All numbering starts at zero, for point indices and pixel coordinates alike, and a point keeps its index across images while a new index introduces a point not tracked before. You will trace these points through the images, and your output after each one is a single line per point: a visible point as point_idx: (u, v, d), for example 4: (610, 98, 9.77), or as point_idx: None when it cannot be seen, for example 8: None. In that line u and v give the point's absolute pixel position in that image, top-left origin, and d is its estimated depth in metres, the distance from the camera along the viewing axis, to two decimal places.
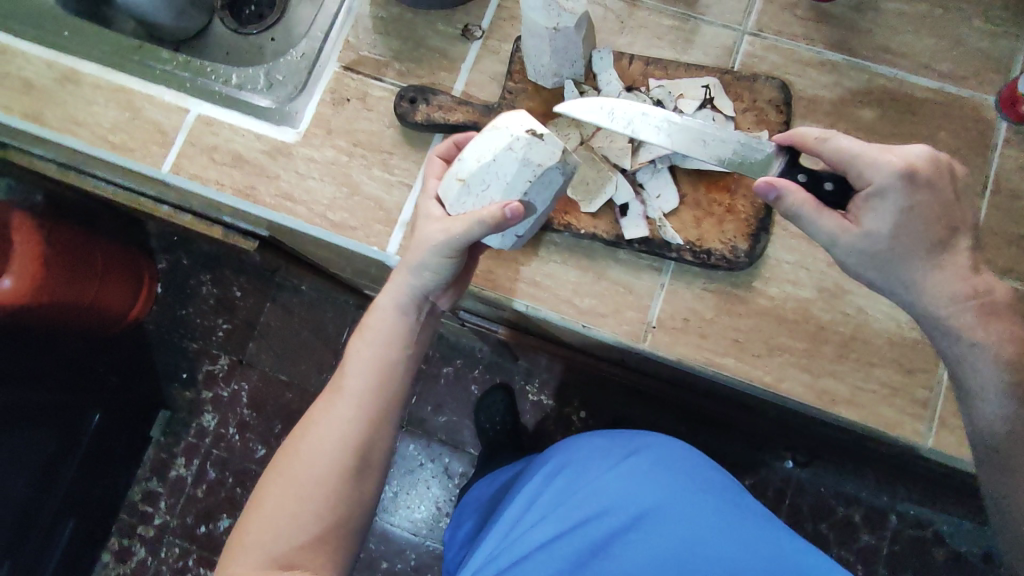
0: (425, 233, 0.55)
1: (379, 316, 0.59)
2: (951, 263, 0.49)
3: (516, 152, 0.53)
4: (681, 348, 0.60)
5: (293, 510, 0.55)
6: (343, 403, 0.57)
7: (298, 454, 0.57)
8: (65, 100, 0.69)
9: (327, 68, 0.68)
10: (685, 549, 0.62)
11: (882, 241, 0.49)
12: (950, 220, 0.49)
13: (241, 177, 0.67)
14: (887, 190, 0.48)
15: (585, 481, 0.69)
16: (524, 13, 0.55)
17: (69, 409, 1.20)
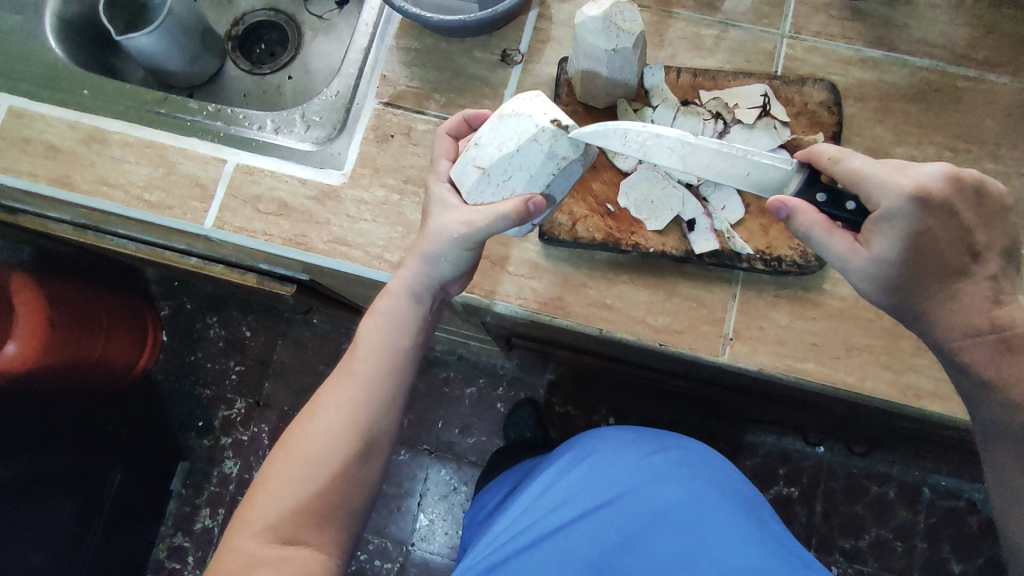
0: (443, 223, 0.53)
1: (391, 302, 0.57)
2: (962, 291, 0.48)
3: (541, 143, 0.50)
4: (762, 358, 0.60)
5: (296, 487, 0.55)
6: (354, 387, 0.56)
7: (302, 431, 0.56)
8: (92, 160, 0.66)
9: (365, 105, 0.67)
10: (697, 548, 0.65)
11: (888, 264, 0.48)
12: (964, 249, 0.48)
13: (290, 226, 0.65)
14: (896, 212, 0.47)
15: (611, 468, 0.71)
16: (580, 36, 0.55)
17: (87, 472, 1.15)
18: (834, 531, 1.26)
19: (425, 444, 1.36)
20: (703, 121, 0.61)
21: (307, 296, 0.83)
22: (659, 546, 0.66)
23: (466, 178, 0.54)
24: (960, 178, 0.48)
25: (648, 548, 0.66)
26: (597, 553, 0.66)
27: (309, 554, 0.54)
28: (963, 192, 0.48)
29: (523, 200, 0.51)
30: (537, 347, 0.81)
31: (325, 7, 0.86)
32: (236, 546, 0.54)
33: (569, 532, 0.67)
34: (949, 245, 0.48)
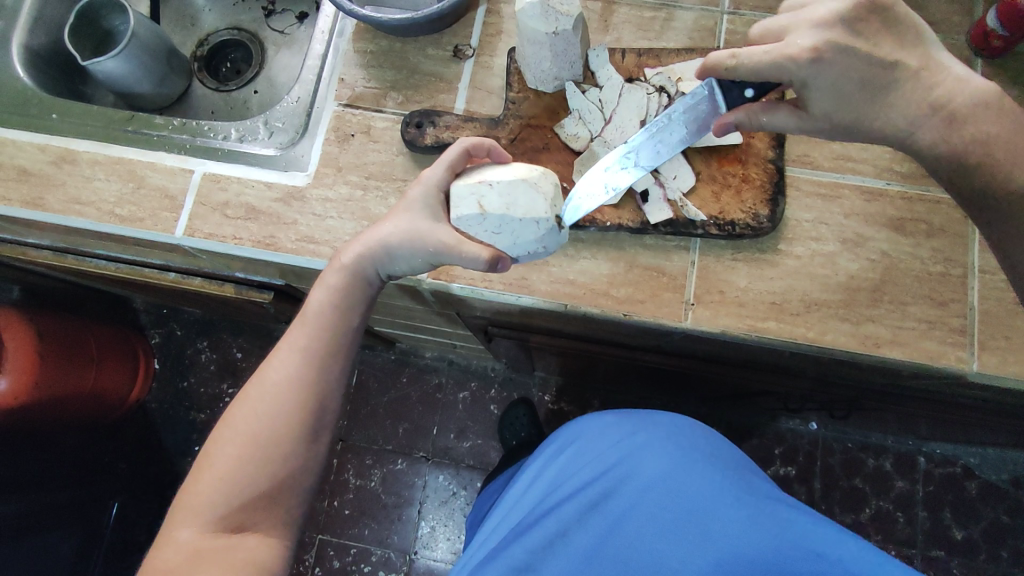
0: (398, 221, 0.55)
1: (338, 277, 0.58)
2: (903, 95, 0.51)
3: (539, 229, 0.52)
4: (724, 320, 0.61)
5: (247, 469, 0.56)
6: (302, 367, 0.58)
7: (250, 409, 0.58)
8: (63, 180, 0.68)
9: (325, 108, 0.69)
10: (684, 518, 0.64)
11: (831, 114, 0.53)
12: (879, 59, 0.51)
13: (259, 229, 0.66)
14: (808, 77, 0.51)
15: (588, 454, 0.72)
16: (520, 21, 0.57)
17: (77, 503, 1.16)
18: (834, 507, 1.25)
19: (421, 451, 1.36)
20: (648, 94, 0.63)
21: (286, 304, 0.84)
22: (643, 524, 0.65)
23: (465, 206, 0.53)
24: (839, 16, 0.50)
25: (635, 527, 0.65)
26: (581, 538, 0.66)
27: (256, 539, 0.56)
28: (849, 22, 0.50)
29: (496, 258, 0.53)
30: (513, 335, 0.82)
31: (286, 22, 0.89)
32: (175, 537, 0.54)
33: (552, 520, 0.68)
34: (866, 70, 0.51)
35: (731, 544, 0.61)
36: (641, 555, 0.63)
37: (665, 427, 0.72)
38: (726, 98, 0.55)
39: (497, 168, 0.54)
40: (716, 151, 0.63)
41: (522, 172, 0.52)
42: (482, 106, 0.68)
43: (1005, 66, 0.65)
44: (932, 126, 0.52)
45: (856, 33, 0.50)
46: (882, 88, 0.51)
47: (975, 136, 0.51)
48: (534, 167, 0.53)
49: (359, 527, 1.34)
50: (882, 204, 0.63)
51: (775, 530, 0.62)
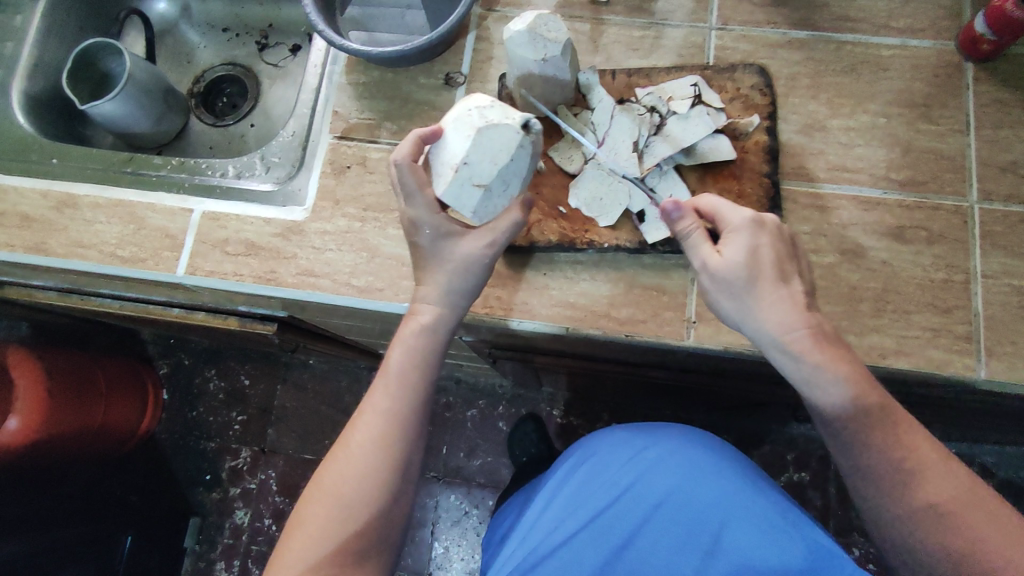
0: (464, 253, 0.58)
1: (422, 335, 0.59)
2: (792, 299, 0.53)
3: (528, 146, 0.53)
4: (727, 337, 0.61)
5: (335, 526, 0.55)
6: (376, 420, 0.57)
7: (335, 469, 0.57)
8: (65, 225, 0.69)
9: (321, 141, 0.70)
10: (697, 532, 0.65)
11: (731, 266, 0.53)
12: (792, 265, 0.54)
13: (260, 264, 0.67)
14: (736, 226, 0.54)
15: (603, 476, 0.71)
16: (510, 50, 0.58)
17: (97, 539, 1.12)
18: (851, 512, 1.22)
19: (431, 471, 1.36)
20: (640, 115, 0.63)
21: (291, 334, 0.84)
22: (656, 539, 0.66)
23: (467, 199, 0.54)
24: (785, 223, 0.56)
25: (652, 545, 0.66)
26: (597, 558, 0.66)
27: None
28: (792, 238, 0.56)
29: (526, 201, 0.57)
30: (516, 356, 0.82)
31: (279, 55, 0.90)
32: None
33: (575, 548, 0.67)
34: (784, 259, 0.54)
35: (744, 560, 0.62)
36: (654, 568, 0.65)
37: (678, 442, 0.69)
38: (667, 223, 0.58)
39: (450, 147, 0.54)
40: (711, 169, 0.63)
41: (467, 132, 0.52)
42: None
43: (995, 68, 0.64)
44: (797, 332, 0.52)
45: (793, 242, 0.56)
46: (780, 283, 0.53)
47: (830, 363, 0.52)
48: (467, 121, 0.53)
49: None
50: (879, 213, 0.62)
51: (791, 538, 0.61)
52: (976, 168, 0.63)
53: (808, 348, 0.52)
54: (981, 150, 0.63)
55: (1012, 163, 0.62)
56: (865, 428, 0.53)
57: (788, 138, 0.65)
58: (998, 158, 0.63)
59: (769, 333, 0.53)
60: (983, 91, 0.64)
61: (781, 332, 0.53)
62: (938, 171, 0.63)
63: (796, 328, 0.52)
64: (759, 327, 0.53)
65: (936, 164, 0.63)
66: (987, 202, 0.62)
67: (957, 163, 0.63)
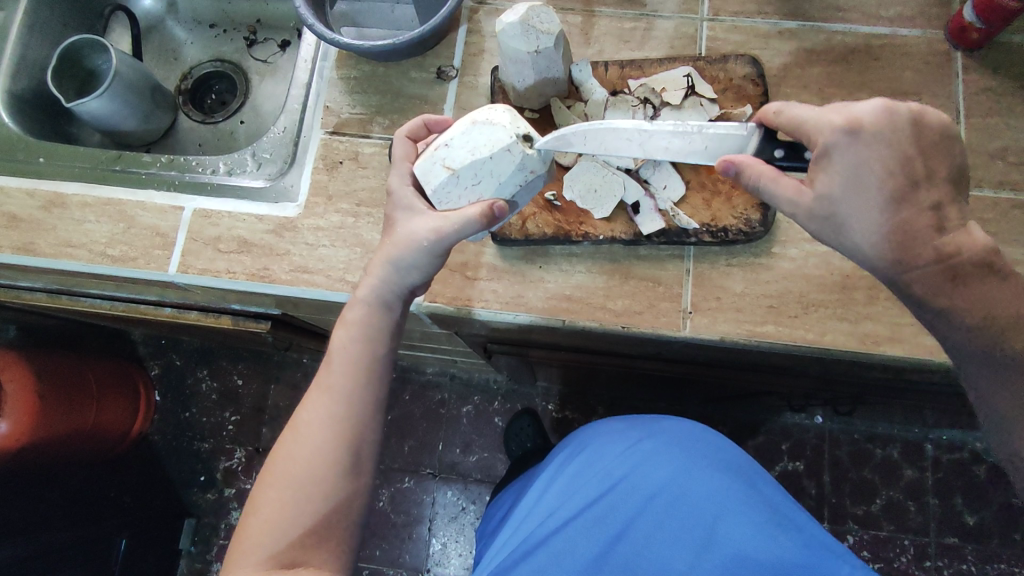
0: (411, 229, 0.54)
1: (360, 310, 0.57)
2: (909, 221, 0.47)
3: (513, 152, 0.51)
4: (723, 327, 0.61)
5: (292, 511, 0.54)
6: (332, 401, 0.56)
7: (287, 450, 0.56)
8: (53, 225, 0.68)
9: (313, 137, 0.70)
10: (690, 526, 0.64)
11: (834, 201, 0.48)
12: (905, 176, 0.47)
13: (253, 262, 0.66)
14: (834, 147, 0.47)
15: (598, 465, 0.70)
16: (502, 43, 0.58)
17: (91, 542, 1.11)
18: (845, 500, 1.23)
19: (428, 468, 1.36)
20: (633, 108, 0.63)
21: (284, 332, 0.83)
22: (650, 531, 0.65)
23: (434, 176, 0.54)
24: (899, 108, 0.46)
25: (642, 535, 0.65)
26: (590, 550, 0.65)
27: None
28: (912, 125, 0.46)
29: (488, 204, 0.52)
30: (512, 350, 0.82)
31: (268, 50, 0.90)
32: None
33: (563, 537, 0.66)
34: (899, 170, 0.46)
35: (738, 551, 0.62)
36: (648, 562, 0.64)
37: (674, 434, 0.70)
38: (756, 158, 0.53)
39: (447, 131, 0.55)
40: None
41: (466, 119, 0.53)
42: None
43: (983, 57, 0.65)
44: (916, 262, 0.48)
45: (907, 134, 0.46)
46: (892, 204, 0.47)
47: (978, 301, 0.48)
48: (475, 110, 0.53)
49: (370, 548, 1.33)
50: None
51: (794, 538, 0.63)
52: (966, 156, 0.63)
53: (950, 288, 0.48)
54: (970, 138, 0.64)
55: (1001, 150, 0.63)
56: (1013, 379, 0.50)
57: None
58: (987, 145, 0.63)
59: (883, 268, 0.49)
60: (971, 79, 0.65)
61: (897, 264, 0.48)
62: None
63: (915, 259, 0.48)
64: (872, 262, 0.49)
65: None
66: (976, 189, 0.62)
67: None
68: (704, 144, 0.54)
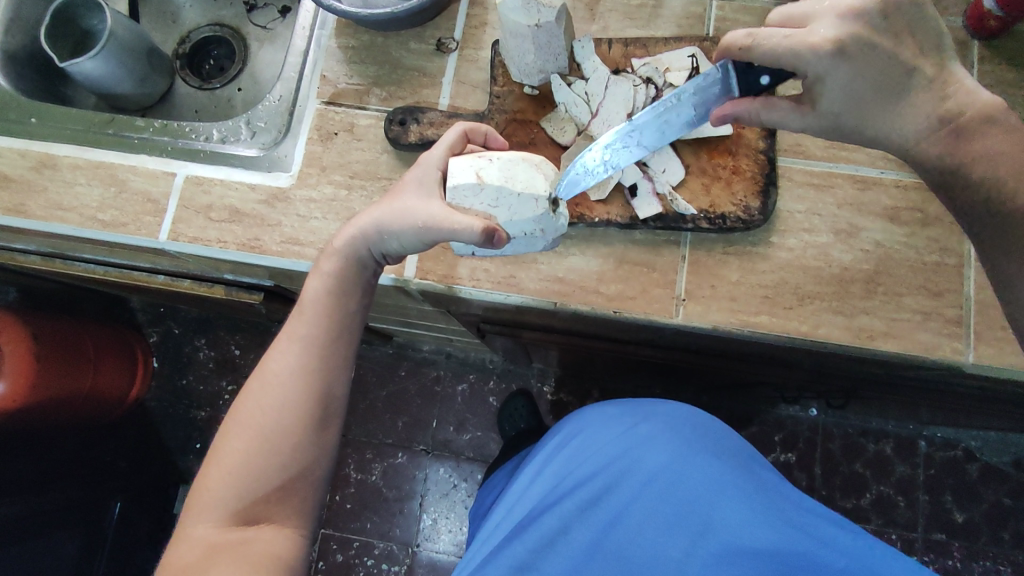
0: (413, 205, 0.53)
1: (334, 262, 0.57)
2: (915, 106, 0.50)
3: (539, 205, 0.52)
4: (716, 315, 0.60)
5: (256, 462, 0.54)
6: (301, 351, 0.56)
7: (253, 401, 0.55)
8: (44, 186, 0.67)
9: (308, 107, 0.68)
10: (687, 512, 0.62)
11: (839, 117, 0.51)
12: (899, 69, 0.49)
13: (243, 231, 0.66)
14: (824, 72, 0.49)
15: (591, 449, 0.70)
16: (502, 15, 0.56)
17: (86, 504, 1.13)
18: (835, 492, 1.23)
19: (421, 445, 1.36)
20: (635, 86, 0.61)
21: (277, 304, 0.83)
22: (645, 518, 0.63)
23: (462, 175, 0.52)
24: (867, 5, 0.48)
25: (636, 521, 0.63)
26: (587, 536, 0.63)
27: (273, 532, 0.53)
28: (881, 18, 0.48)
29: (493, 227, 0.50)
30: (505, 331, 0.81)
31: (268, 16, 0.87)
32: (189, 535, 0.52)
33: (555, 517, 0.65)
34: (886, 69, 0.48)
35: (733, 539, 0.60)
36: (641, 548, 0.62)
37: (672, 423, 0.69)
38: (739, 82, 0.53)
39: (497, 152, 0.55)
40: (706, 142, 0.61)
41: (519, 154, 0.53)
42: (466, 101, 0.66)
43: (1000, 47, 0.63)
44: (936, 136, 0.50)
45: (882, 30, 0.48)
46: (895, 99, 0.50)
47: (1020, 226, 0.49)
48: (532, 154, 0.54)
49: (361, 520, 1.34)
50: (875, 193, 0.61)
51: (793, 528, 0.60)
52: None
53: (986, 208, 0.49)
54: None
55: None
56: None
57: None
58: None
59: (899, 150, 0.52)
60: (987, 70, 0.63)
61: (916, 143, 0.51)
62: None
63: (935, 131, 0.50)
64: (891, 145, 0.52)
65: None
66: None
67: None
68: (692, 107, 0.55)
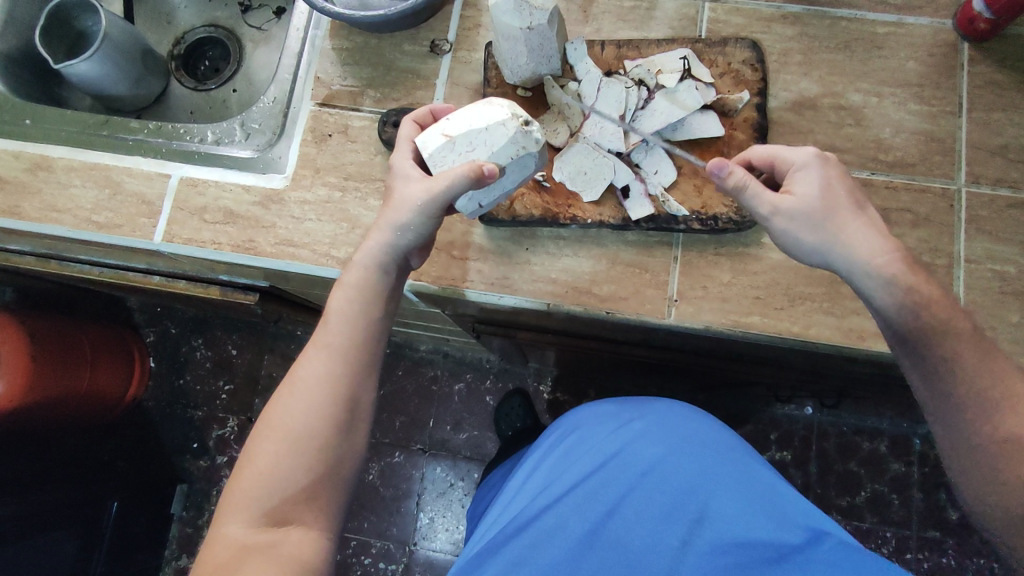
0: (407, 193, 0.54)
1: (358, 273, 0.56)
2: (873, 225, 0.51)
3: (508, 126, 0.52)
4: (708, 316, 0.61)
5: (285, 463, 0.53)
6: (326, 356, 0.55)
7: (284, 408, 0.55)
8: (39, 188, 0.67)
9: (302, 108, 0.69)
10: (684, 502, 0.63)
11: (811, 202, 0.51)
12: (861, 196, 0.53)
13: (238, 233, 0.66)
14: (807, 163, 0.53)
15: (590, 442, 0.69)
16: (495, 18, 0.56)
17: (84, 502, 1.14)
18: (830, 490, 1.23)
19: (418, 444, 1.37)
20: (627, 88, 0.61)
21: (273, 304, 0.83)
22: (643, 509, 0.64)
23: (431, 141, 0.54)
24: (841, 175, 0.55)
25: (633, 512, 0.64)
26: (583, 526, 0.63)
27: (300, 533, 0.52)
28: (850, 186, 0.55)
29: (478, 164, 0.51)
30: (500, 331, 0.81)
31: (263, 17, 0.87)
32: (223, 535, 0.52)
33: (552, 512, 0.64)
34: (856, 193, 0.53)
35: (736, 534, 0.61)
36: (638, 539, 0.62)
37: (668, 417, 0.69)
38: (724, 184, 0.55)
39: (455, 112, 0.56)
40: (698, 144, 0.62)
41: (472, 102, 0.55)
42: (460, 103, 0.67)
43: (991, 49, 0.63)
44: (888, 255, 0.50)
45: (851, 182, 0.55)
46: (858, 211, 0.52)
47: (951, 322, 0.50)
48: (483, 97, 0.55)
49: (358, 520, 1.35)
50: (867, 194, 0.62)
51: (788, 521, 0.61)
52: (966, 151, 0.62)
53: (900, 270, 0.50)
54: (972, 132, 0.62)
55: (1003, 146, 0.62)
56: (961, 353, 0.50)
57: (777, 115, 0.64)
58: (989, 140, 0.62)
59: (860, 259, 0.50)
60: (977, 72, 0.63)
61: (871, 258, 0.50)
62: (928, 152, 0.62)
63: (886, 253, 0.50)
64: (850, 255, 0.51)
65: (926, 146, 0.62)
66: (974, 185, 0.61)
67: (947, 145, 0.62)
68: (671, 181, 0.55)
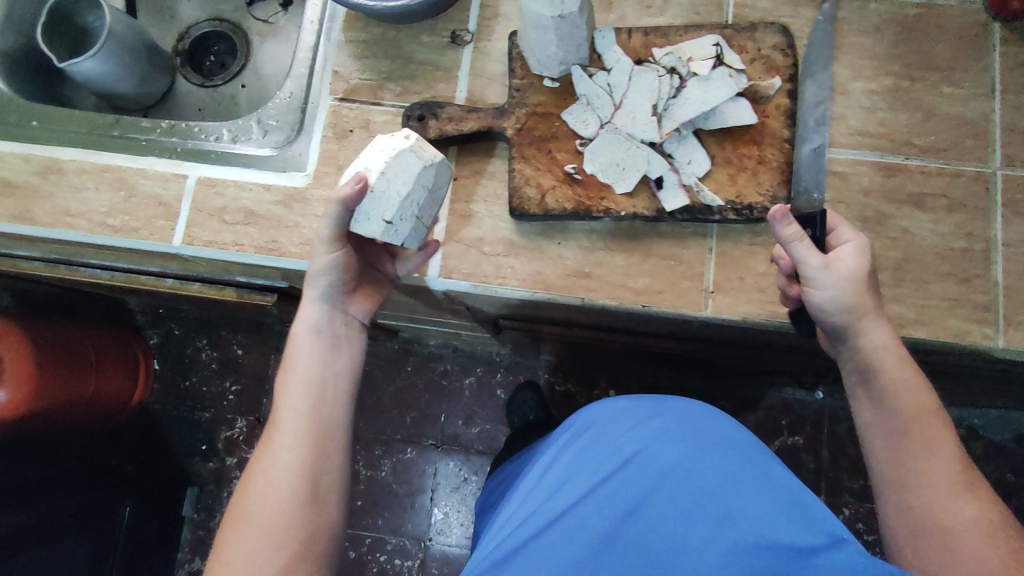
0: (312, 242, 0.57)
1: (298, 346, 0.59)
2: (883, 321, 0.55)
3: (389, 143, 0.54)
4: (744, 307, 0.60)
5: (262, 553, 0.53)
6: (281, 434, 0.56)
7: (252, 496, 0.55)
8: (50, 192, 0.65)
9: (321, 103, 0.67)
10: (700, 518, 0.53)
11: (849, 274, 0.53)
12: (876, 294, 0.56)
13: (260, 234, 0.64)
14: (857, 243, 0.54)
15: (604, 443, 0.60)
16: (524, 6, 0.55)
17: (95, 510, 1.12)
18: (842, 474, 1.24)
19: (430, 439, 1.36)
20: (660, 76, 0.60)
21: (291, 304, 0.81)
22: (656, 523, 0.54)
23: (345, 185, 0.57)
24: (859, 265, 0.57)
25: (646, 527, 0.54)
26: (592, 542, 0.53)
27: None
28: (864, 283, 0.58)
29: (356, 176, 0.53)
30: (523, 326, 0.80)
31: (269, 10, 0.85)
32: None
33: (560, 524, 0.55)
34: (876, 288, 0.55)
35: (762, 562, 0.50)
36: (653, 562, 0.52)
37: (688, 414, 0.60)
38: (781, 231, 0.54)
39: None
40: (731, 132, 0.60)
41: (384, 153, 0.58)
42: (484, 94, 0.65)
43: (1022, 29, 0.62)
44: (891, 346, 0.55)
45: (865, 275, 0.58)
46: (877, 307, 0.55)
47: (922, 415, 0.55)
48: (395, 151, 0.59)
49: (372, 517, 1.34)
50: (901, 179, 0.61)
51: (811, 525, 0.52)
52: (999, 134, 0.61)
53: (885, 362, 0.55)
54: (1005, 115, 0.62)
55: None
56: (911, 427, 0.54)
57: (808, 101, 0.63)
58: (1022, 122, 0.61)
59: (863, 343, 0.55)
60: (1008, 53, 0.62)
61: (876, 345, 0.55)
62: (961, 136, 0.61)
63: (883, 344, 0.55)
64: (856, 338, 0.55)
65: (959, 130, 0.62)
66: (1009, 168, 0.61)
67: (981, 128, 0.61)
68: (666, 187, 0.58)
